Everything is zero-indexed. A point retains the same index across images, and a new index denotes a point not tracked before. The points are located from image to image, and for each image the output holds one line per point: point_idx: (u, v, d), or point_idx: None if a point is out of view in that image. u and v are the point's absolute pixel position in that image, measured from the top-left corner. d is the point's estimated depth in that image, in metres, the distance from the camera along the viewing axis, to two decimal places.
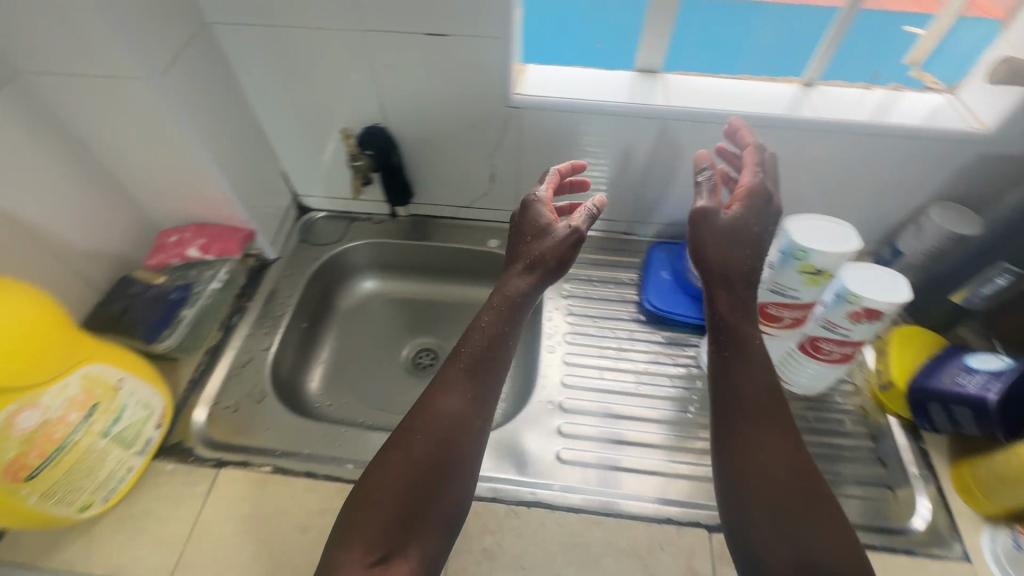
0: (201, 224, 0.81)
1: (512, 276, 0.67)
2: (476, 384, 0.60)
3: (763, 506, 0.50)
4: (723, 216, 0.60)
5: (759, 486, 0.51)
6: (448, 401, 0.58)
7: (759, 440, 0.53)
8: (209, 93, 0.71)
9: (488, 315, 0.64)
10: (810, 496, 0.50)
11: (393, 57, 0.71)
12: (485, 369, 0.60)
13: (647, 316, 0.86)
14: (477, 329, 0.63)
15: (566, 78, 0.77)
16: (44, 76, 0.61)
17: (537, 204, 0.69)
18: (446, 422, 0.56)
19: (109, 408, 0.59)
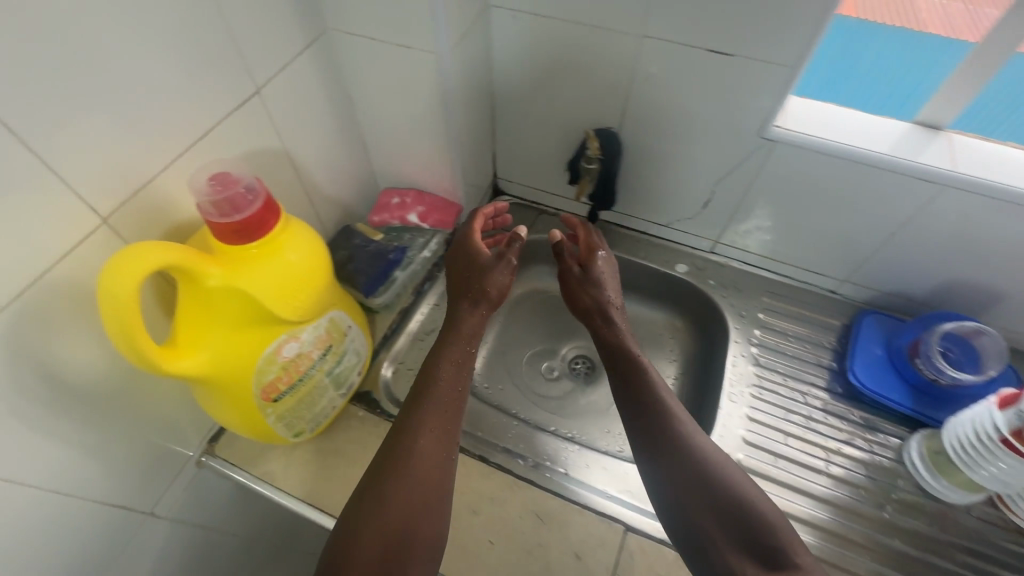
0: (420, 192, 0.85)
1: (474, 318, 0.69)
2: (451, 404, 0.62)
3: (689, 481, 0.55)
4: (577, 270, 0.73)
5: (668, 461, 0.57)
6: (421, 441, 0.58)
7: (664, 423, 0.59)
8: (471, 71, 0.73)
9: (445, 365, 0.64)
10: (719, 467, 0.56)
11: (660, 66, 0.69)
12: (453, 369, 0.64)
13: (843, 388, 0.78)
14: (453, 364, 0.65)
15: (834, 119, 0.70)
16: (349, 36, 0.66)
17: (468, 239, 0.73)
18: (418, 459, 0.57)
19: (338, 351, 0.64)
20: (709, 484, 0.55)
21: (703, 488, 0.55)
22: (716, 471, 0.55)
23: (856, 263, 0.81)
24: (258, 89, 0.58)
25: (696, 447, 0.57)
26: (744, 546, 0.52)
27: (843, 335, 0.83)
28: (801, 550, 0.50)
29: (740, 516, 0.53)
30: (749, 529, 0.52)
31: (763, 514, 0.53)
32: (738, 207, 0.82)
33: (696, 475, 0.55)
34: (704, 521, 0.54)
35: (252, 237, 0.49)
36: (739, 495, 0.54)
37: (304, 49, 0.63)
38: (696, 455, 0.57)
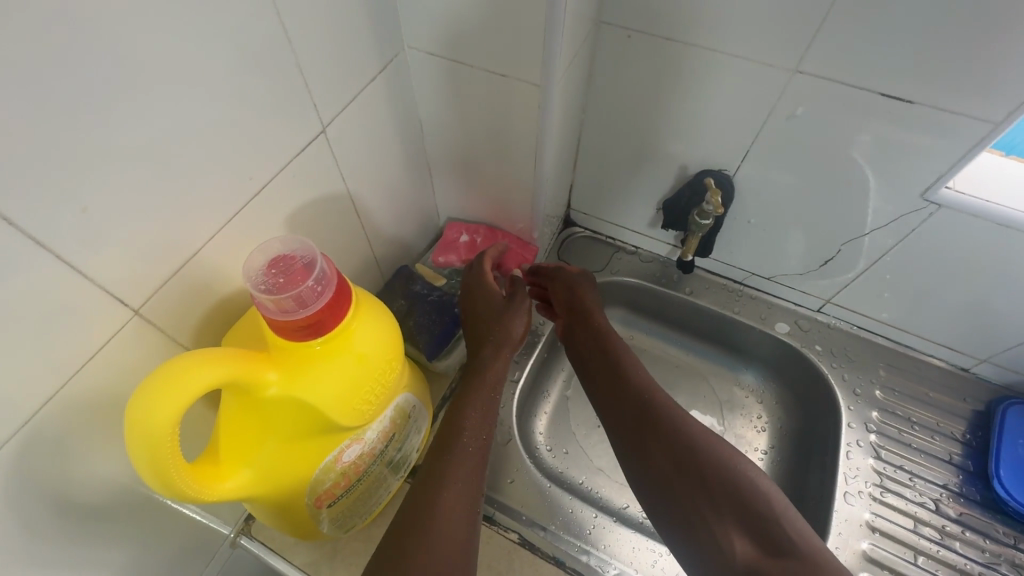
0: (491, 228, 0.75)
1: (498, 363, 0.58)
2: (480, 429, 0.52)
3: (678, 465, 0.50)
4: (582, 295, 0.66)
5: (654, 449, 0.52)
6: (444, 494, 0.45)
7: (653, 413, 0.54)
8: (570, 99, 0.61)
9: (472, 414, 0.52)
10: (703, 442, 0.51)
11: (804, 107, 0.56)
12: (480, 393, 0.55)
13: (980, 494, 0.66)
14: (484, 394, 0.55)
15: (1017, 182, 0.56)
16: (429, 58, 0.55)
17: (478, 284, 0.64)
18: (446, 515, 0.44)
19: (400, 437, 0.54)
20: (704, 462, 0.50)
21: (695, 467, 0.49)
22: (701, 445, 0.50)
23: (1007, 345, 0.68)
24: (323, 126, 0.47)
25: (683, 428, 0.52)
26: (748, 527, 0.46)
27: (977, 426, 0.71)
28: (796, 518, 0.46)
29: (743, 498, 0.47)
30: (749, 507, 0.46)
31: (764, 500, 0.47)
32: (867, 268, 0.69)
33: (683, 457, 0.50)
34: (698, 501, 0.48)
35: (319, 333, 0.39)
36: (735, 471, 0.48)
37: (378, 75, 0.52)
38: (683, 434, 0.52)
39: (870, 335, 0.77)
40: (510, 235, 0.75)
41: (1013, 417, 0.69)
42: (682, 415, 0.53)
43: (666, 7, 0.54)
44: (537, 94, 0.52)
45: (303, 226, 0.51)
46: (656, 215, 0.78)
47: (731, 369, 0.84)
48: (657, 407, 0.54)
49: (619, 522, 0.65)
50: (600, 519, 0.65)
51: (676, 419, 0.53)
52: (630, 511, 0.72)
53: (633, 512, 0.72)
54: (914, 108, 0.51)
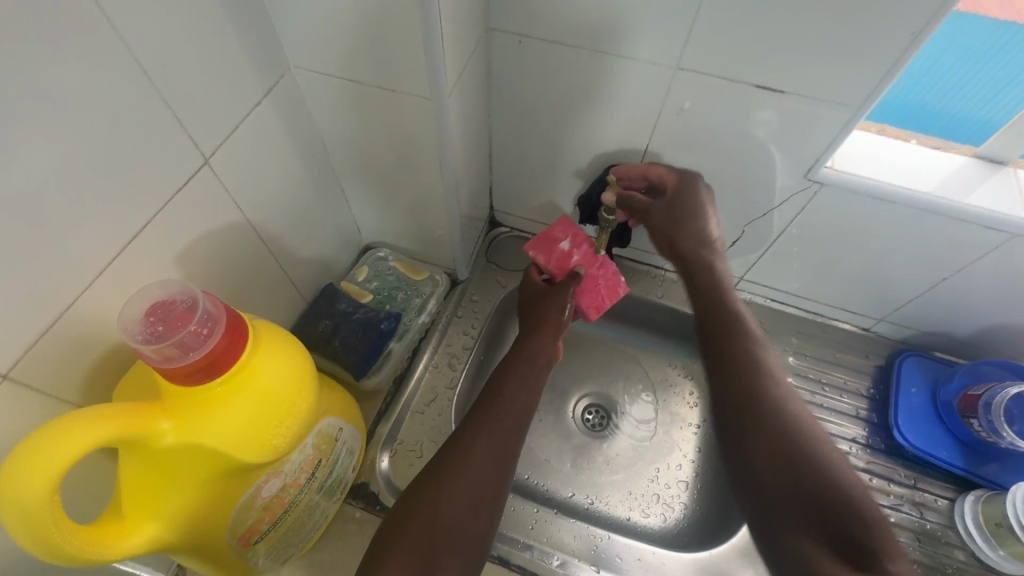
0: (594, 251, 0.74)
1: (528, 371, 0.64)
2: (514, 441, 0.58)
3: (778, 457, 0.49)
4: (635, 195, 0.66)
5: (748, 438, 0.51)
6: (478, 442, 0.55)
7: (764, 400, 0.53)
8: (472, 107, 0.62)
9: (512, 382, 0.62)
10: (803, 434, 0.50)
11: (692, 101, 0.59)
12: (514, 395, 0.61)
13: (883, 442, 0.73)
14: (511, 402, 0.60)
15: (883, 158, 0.62)
16: (318, 77, 0.54)
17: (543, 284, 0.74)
18: (482, 457, 0.54)
19: (327, 463, 0.53)
20: (799, 459, 0.48)
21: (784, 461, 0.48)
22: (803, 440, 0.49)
23: (898, 303, 0.74)
24: (206, 157, 0.46)
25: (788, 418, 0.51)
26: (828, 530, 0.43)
27: (879, 380, 0.77)
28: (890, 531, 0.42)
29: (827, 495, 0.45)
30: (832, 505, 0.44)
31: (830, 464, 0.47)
32: (772, 244, 0.74)
33: (779, 451, 0.49)
34: (774, 493, 0.48)
35: (216, 373, 0.39)
36: (831, 470, 0.47)
37: (263, 98, 0.51)
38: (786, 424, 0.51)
39: (782, 305, 0.83)
40: (609, 271, 0.73)
41: (910, 367, 0.75)
42: (795, 412, 0.52)
43: (550, 12, 0.55)
44: (432, 107, 0.53)
45: (200, 261, 0.49)
46: (576, 211, 0.80)
47: (662, 351, 0.88)
48: (755, 395, 0.53)
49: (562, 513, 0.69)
50: (542, 513, 0.66)
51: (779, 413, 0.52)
52: (573, 498, 0.76)
53: (575, 498, 0.76)
54: (786, 96, 0.55)
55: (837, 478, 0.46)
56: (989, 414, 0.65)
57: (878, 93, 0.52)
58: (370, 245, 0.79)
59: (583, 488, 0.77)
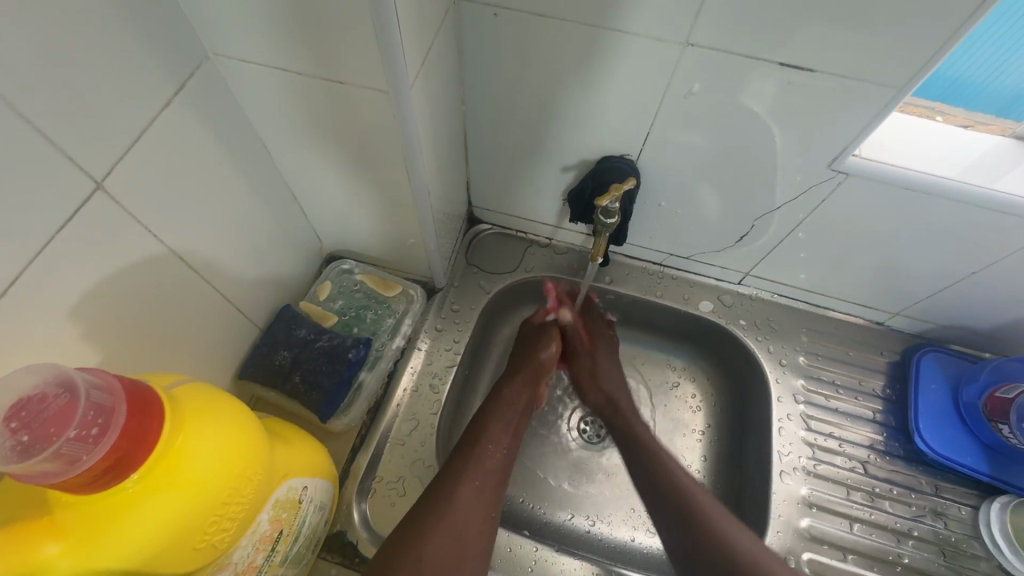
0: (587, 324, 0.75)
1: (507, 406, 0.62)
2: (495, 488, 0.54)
3: (702, 543, 0.51)
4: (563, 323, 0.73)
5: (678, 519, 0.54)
6: (463, 486, 0.52)
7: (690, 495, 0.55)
8: (441, 95, 0.52)
9: (497, 427, 0.59)
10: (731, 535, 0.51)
11: (700, 83, 0.50)
12: (494, 437, 0.58)
13: (903, 447, 0.68)
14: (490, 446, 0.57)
15: (920, 143, 0.54)
16: (246, 66, 0.43)
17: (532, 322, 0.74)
18: (468, 504, 0.51)
19: (291, 530, 0.45)
20: (695, 525, 0.53)
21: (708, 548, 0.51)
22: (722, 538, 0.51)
23: (917, 298, 0.68)
24: (99, 181, 0.36)
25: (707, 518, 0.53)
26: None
27: (896, 378, 0.72)
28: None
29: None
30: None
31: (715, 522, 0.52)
32: (784, 239, 0.66)
33: (684, 524, 0.53)
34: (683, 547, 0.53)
35: (127, 473, 0.30)
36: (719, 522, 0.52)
37: (174, 96, 0.40)
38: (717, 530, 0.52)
39: (790, 300, 0.76)
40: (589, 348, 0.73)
41: (929, 365, 0.70)
42: (681, 472, 0.58)
43: None
44: (389, 102, 0.43)
45: (110, 308, 0.39)
46: (564, 206, 0.71)
47: (662, 351, 0.81)
48: (675, 482, 0.57)
49: (564, 548, 0.63)
50: (543, 552, 0.62)
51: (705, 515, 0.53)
52: (571, 522, 0.69)
53: (573, 522, 0.69)
54: (813, 76, 0.46)
55: (727, 540, 0.51)
56: (1021, 421, 0.61)
57: (924, 73, 0.43)
58: (334, 255, 0.70)
59: (584, 508, 0.70)
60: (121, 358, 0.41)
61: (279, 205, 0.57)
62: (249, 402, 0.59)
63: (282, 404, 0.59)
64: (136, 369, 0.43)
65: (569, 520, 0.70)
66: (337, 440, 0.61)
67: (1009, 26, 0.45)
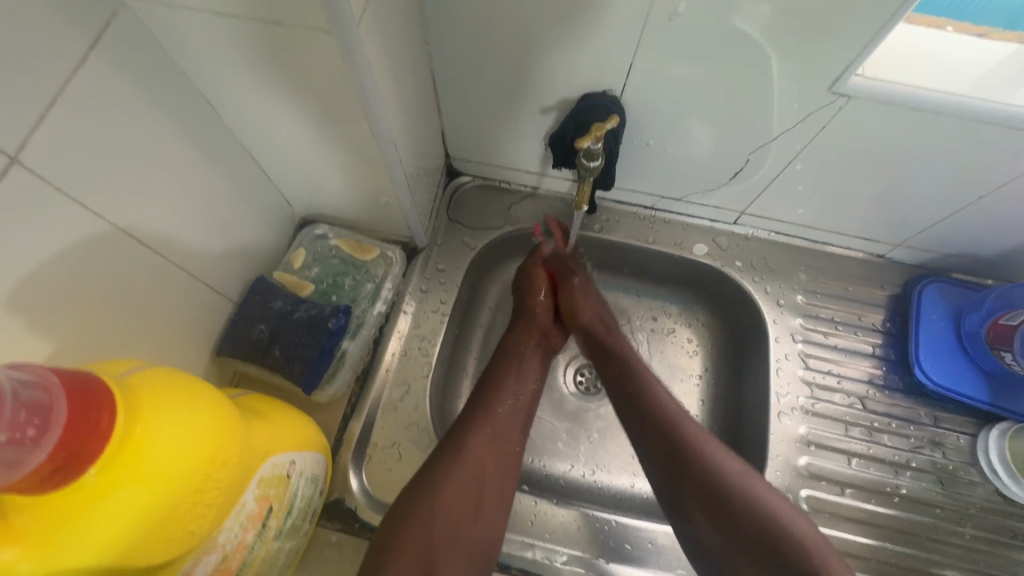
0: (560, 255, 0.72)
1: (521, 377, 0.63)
2: (501, 480, 0.56)
3: (697, 478, 0.52)
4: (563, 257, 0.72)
5: (680, 473, 0.54)
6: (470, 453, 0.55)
7: (697, 453, 0.54)
8: (399, 33, 0.47)
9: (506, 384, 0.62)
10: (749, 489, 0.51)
11: (685, 2, 0.45)
12: (496, 437, 0.57)
13: (904, 380, 0.67)
14: (486, 447, 0.56)
15: (930, 55, 0.49)
16: (170, 12, 0.38)
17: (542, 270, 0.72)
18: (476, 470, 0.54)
19: (282, 506, 0.44)
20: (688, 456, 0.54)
21: (716, 504, 0.51)
22: (733, 488, 0.51)
23: (920, 227, 0.65)
24: (13, 156, 0.32)
25: (717, 470, 0.52)
26: (761, 557, 0.48)
27: (896, 311, 0.70)
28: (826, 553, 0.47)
29: (764, 532, 0.48)
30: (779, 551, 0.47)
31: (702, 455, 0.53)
32: (781, 173, 0.62)
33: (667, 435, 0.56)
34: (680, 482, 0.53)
35: (83, 468, 0.28)
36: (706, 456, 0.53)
37: (90, 51, 0.36)
38: (733, 491, 0.51)
39: (787, 237, 0.73)
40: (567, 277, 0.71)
41: (931, 295, 0.68)
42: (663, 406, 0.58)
43: None
44: (334, 43, 0.38)
45: (56, 296, 0.37)
46: (546, 152, 0.67)
47: (656, 298, 0.79)
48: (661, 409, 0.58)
49: (564, 501, 0.64)
50: (542, 506, 0.62)
51: (717, 462, 0.53)
52: (570, 472, 0.69)
53: (572, 473, 0.69)
54: None
55: (728, 474, 0.52)
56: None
57: None
58: (307, 219, 0.66)
59: (582, 459, 0.70)
60: (78, 345, 0.39)
61: (236, 170, 0.53)
62: (230, 378, 0.57)
63: (265, 378, 0.58)
64: (97, 357, 0.41)
65: (569, 471, 0.70)
66: (326, 411, 0.60)
67: None
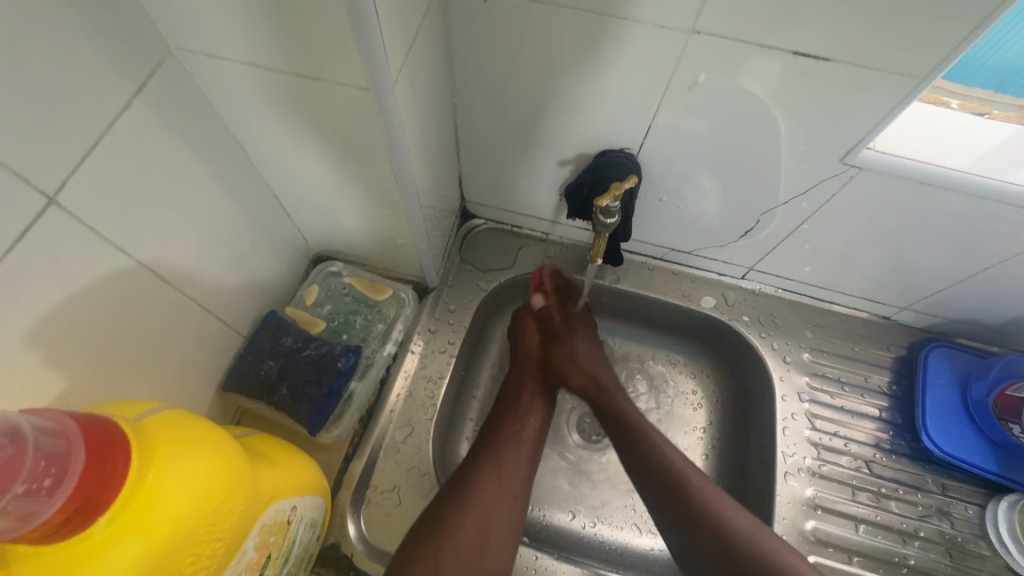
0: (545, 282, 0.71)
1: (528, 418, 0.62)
2: (511, 515, 0.54)
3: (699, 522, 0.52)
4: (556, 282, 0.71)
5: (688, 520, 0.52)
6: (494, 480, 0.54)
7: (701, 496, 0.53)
8: (429, 86, 0.48)
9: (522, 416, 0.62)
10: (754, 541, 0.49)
11: (705, 73, 0.47)
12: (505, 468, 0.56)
13: (911, 445, 0.67)
14: (496, 478, 0.55)
15: (937, 132, 0.51)
16: (214, 62, 0.40)
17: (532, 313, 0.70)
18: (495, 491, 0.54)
19: (280, 554, 0.43)
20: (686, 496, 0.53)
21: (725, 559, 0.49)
22: (741, 535, 0.50)
23: (926, 293, 0.66)
24: (52, 196, 0.33)
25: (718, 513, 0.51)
26: None
27: (902, 374, 0.70)
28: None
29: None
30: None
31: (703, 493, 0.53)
32: (792, 232, 0.63)
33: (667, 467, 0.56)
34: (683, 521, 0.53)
35: (94, 516, 0.28)
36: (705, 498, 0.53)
37: (135, 96, 0.37)
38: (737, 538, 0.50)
39: (794, 295, 0.74)
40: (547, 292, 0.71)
41: (938, 360, 0.68)
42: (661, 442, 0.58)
43: None
44: (368, 99, 0.40)
45: (76, 331, 0.37)
46: (561, 201, 0.69)
47: (662, 347, 0.78)
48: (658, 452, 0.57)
49: (564, 557, 0.62)
50: (543, 560, 0.61)
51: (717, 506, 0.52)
52: (571, 523, 0.68)
53: (573, 524, 0.68)
54: (830, 65, 0.43)
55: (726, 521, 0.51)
56: None
57: (950, 61, 0.40)
58: (321, 255, 0.67)
59: (584, 509, 0.69)
60: (92, 380, 0.39)
61: (259, 209, 0.54)
62: (234, 414, 0.57)
63: (270, 415, 0.57)
64: (107, 393, 0.41)
65: (570, 523, 0.68)
66: (328, 450, 0.59)
67: None
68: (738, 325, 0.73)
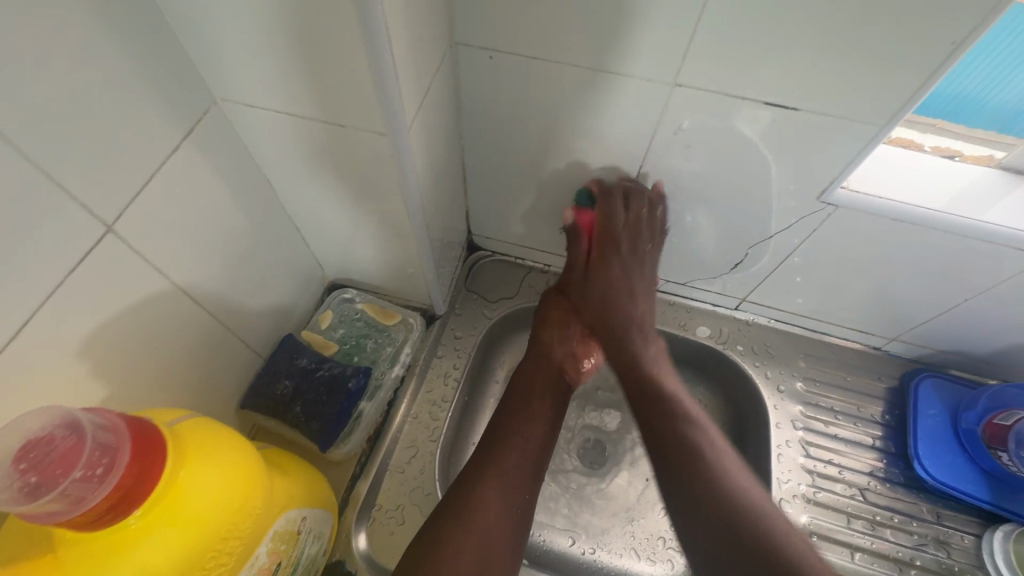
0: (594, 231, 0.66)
1: (532, 425, 0.60)
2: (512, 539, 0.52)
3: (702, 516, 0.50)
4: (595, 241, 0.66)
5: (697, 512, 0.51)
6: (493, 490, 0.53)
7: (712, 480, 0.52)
8: (439, 131, 0.54)
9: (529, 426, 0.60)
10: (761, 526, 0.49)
11: (689, 120, 0.52)
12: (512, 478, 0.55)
13: (906, 474, 0.68)
14: (500, 489, 0.54)
15: (906, 173, 0.55)
16: (251, 110, 0.46)
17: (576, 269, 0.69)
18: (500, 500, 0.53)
19: (289, 562, 0.45)
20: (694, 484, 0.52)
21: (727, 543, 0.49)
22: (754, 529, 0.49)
23: (911, 323, 0.69)
24: (110, 224, 0.38)
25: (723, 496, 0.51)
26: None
27: (894, 404, 0.72)
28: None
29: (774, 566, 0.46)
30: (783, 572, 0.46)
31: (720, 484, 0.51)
32: (780, 265, 0.67)
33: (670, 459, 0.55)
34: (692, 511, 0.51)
35: (131, 507, 0.31)
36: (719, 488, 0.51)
37: (183, 140, 0.43)
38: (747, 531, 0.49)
39: (786, 325, 0.77)
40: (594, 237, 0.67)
41: (928, 390, 0.71)
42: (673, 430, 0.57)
43: (524, 26, 0.48)
44: (387, 142, 0.45)
45: (119, 345, 0.41)
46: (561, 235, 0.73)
47: None
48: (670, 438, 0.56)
49: None
50: None
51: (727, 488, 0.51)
52: (571, 548, 0.69)
53: (573, 549, 0.69)
54: (799, 113, 0.48)
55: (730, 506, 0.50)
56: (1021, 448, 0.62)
57: (907, 109, 0.45)
58: (335, 284, 0.71)
59: (585, 535, 0.70)
60: (128, 392, 0.43)
61: (282, 241, 0.59)
62: (249, 430, 0.60)
63: (283, 433, 0.61)
64: (139, 404, 0.44)
65: (570, 548, 0.69)
66: (337, 469, 0.62)
67: (1011, 40, 0.44)
68: (732, 354, 0.75)
